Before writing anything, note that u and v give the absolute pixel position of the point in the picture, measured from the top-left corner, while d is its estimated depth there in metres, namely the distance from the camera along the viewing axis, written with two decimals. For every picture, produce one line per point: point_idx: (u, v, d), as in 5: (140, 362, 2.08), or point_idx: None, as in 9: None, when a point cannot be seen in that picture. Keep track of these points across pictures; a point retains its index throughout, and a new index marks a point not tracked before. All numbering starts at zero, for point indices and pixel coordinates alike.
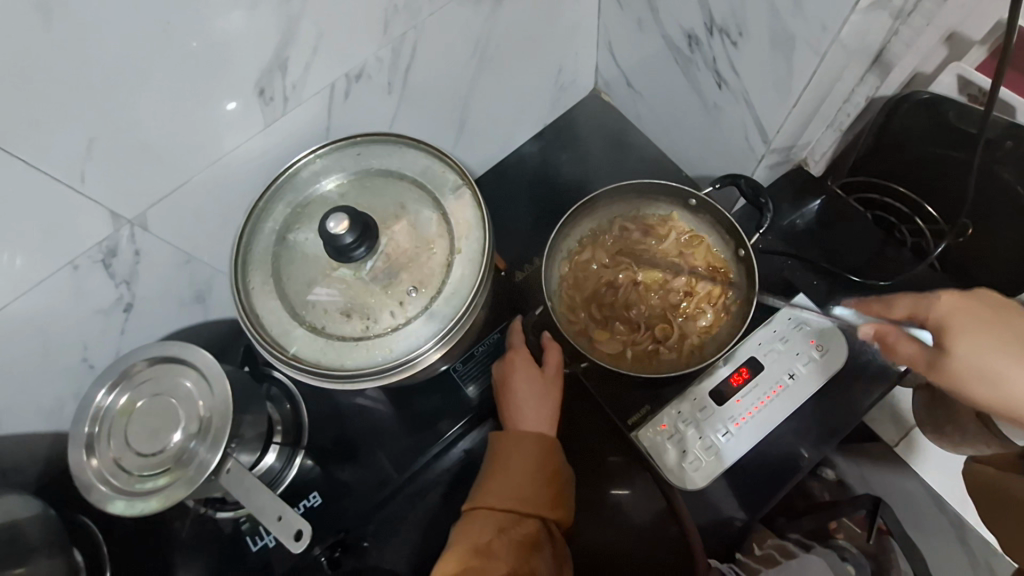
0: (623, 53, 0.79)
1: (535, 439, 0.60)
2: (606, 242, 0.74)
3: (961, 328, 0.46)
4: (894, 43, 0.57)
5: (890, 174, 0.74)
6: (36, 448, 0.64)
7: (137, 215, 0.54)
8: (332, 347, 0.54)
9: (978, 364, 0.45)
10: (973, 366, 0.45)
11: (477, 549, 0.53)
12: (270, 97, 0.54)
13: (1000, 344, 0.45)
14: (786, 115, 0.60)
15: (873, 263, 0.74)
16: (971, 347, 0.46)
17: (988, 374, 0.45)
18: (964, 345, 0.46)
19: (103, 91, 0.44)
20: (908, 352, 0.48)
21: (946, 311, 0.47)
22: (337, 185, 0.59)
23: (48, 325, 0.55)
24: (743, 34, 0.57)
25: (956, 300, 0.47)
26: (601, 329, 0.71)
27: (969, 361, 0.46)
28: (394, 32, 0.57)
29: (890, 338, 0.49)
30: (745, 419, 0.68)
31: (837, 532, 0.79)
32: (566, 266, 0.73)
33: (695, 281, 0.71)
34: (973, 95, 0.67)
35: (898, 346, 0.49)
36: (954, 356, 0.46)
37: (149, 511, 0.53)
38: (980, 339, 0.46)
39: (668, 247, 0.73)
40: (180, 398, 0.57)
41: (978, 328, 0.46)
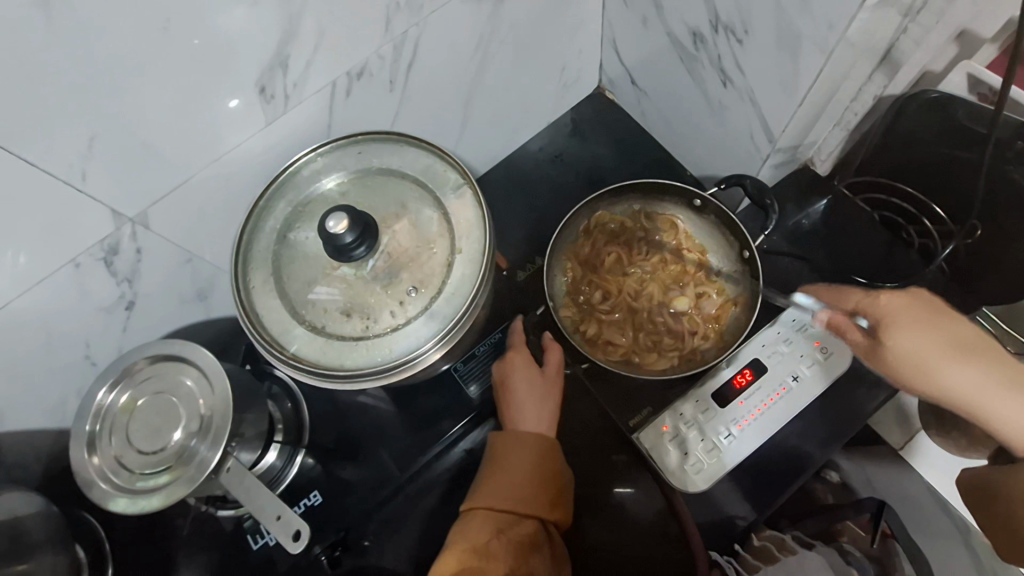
0: (627, 51, 0.78)
1: (535, 440, 0.60)
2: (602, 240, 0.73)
3: (900, 321, 0.46)
4: (902, 41, 0.56)
5: (897, 173, 0.73)
6: (40, 443, 0.64)
7: (139, 213, 0.54)
8: (332, 347, 0.54)
9: (909, 355, 0.45)
10: (907, 356, 0.45)
11: (475, 549, 0.53)
12: (270, 96, 0.53)
13: (927, 332, 0.45)
14: (792, 114, 0.60)
15: (877, 263, 0.74)
16: (908, 335, 0.45)
17: (919, 366, 0.45)
18: (901, 332, 0.46)
19: (105, 89, 0.44)
20: (856, 340, 0.50)
21: (888, 308, 0.47)
22: (337, 183, 0.59)
23: (50, 322, 0.55)
24: (748, 31, 0.57)
25: (896, 299, 0.47)
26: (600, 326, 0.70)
27: (903, 351, 0.45)
28: (395, 29, 0.57)
29: (841, 328, 0.51)
30: (748, 421, 0.68)
31: (841, 535, 0.79)
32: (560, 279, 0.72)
33: (689, 271, 0.72)
34: (983, 94, 0.64)
35: (847, 333, 0.50)
36: (891, 345, 0.46)
37: (150, 509, 0.53)
38: (917, 329, 0.45)
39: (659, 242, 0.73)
40: (181, 396, 0.57)
41: (914, 315, 0.46)
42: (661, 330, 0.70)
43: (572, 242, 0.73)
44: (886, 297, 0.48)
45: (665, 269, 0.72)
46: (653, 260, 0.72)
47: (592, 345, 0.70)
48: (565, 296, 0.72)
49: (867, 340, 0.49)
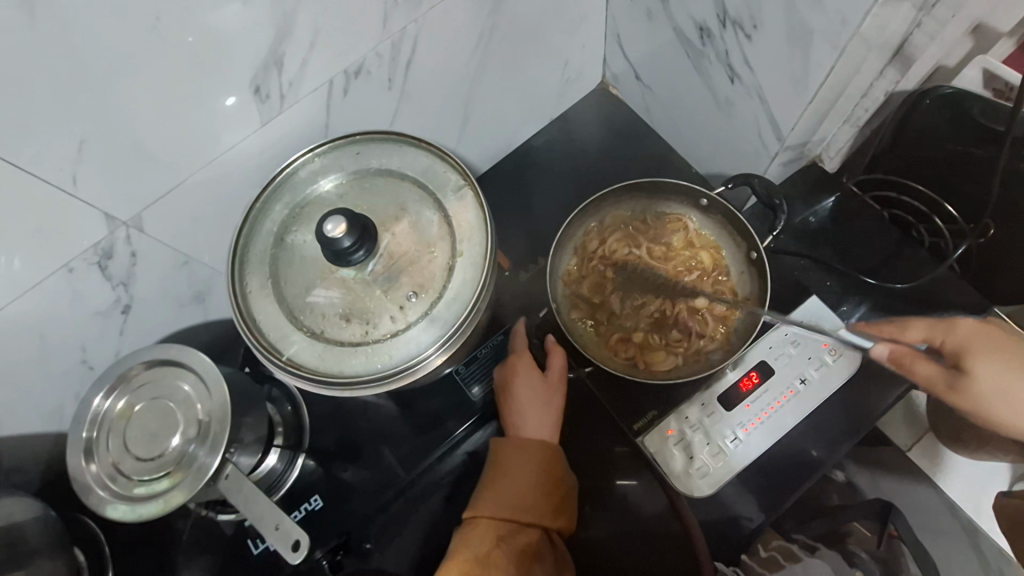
0: (631, 45, 0.76)
1: (538, 446, 0.59)
2: (612, 237, 0.72)
3: (976, 350, 0.52)
4: (916, 36, 0.54)
5: (907, 170, 0.71)
6: (38, 448, 0.64)
7: (133, 217, 0.53)
8: (331, 353, 0.53)
9: (986, 387, 0.51)
10: (985, 389, 0.51)
11: (478, 559, 0.52)
12: (265, 95, 0.52)
13: (1003, 364, 0.51)
14: (802, 111, 0.58)
15: (885, 263, 0.73)
16: (988, 366, 0.51)
17: (991, 394, 0.51)
18: (981, 364, 0.51)
19: (94, 91, 0.43)
20: (930, 372, 0.52)
21: (963, 339, 0.52)
22: (334, 185, 0.57)
23: (46, 326, 0.54)
24: (757, 26, 0.55)
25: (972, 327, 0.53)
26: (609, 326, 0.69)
27: (984, 384, 0.51)
28: (393, 26, 0.55)
29: (908, 362, 0.52)
30: (754, 425, 0.67)
31: (849, 537, 0.76)
32: (566, 275, 0.71)
33: (699, 271, 0.71)
34: (999, 89, 0.64)
35: (915, 367, 0.52)
36: (974, 375, 0.51)
37: (149, 517, 0.52)
38: (995, 357, 0.51)
39: (669, 241, 0.72)
40: (178, 402, 0.56)
41: (985, 348, 0.52)
42: (669, 330, 0.68)
43: (581, 238, 0.72)
44: (960, 330, 0.53)
45: (675, 268, 0.71)
46: (663, 259, 0.71)
47: (600, 347, 0.69)
48: (573, 295, 0.71)
49: (942, 372, 0.52)
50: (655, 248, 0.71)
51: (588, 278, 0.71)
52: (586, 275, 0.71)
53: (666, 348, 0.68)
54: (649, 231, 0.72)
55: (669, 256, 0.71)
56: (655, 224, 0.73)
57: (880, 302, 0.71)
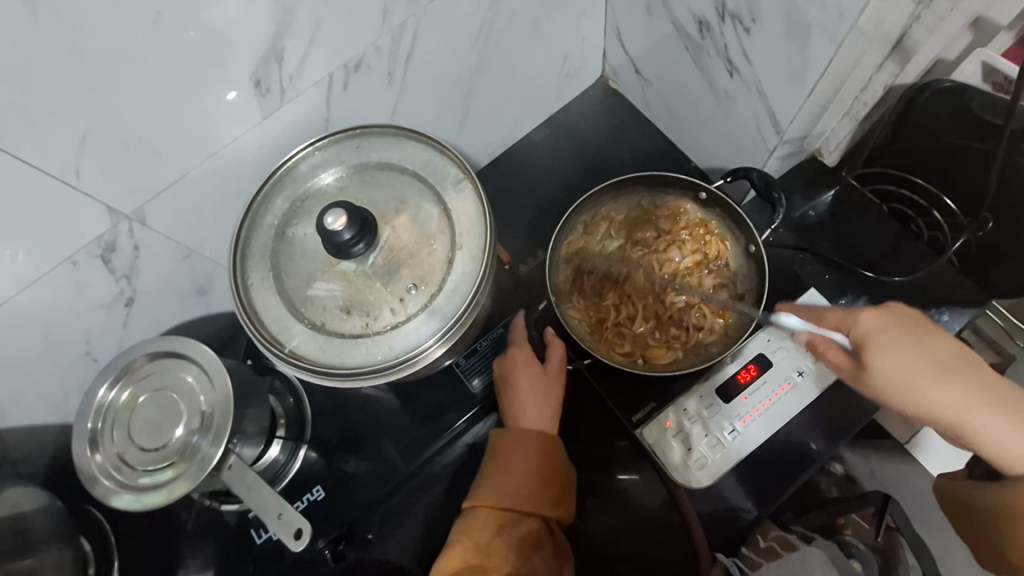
0: (631, 39, 0.76)
1: (537, 436, 0.60)
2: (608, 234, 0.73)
3: (880, 347, 0.51)
4: (915, 29, 0.54)
5: (906, 165, 0.72)
6: (43, 439, 0.64)
7: (135, 210, 0.53)
8: (332, 345, 0.53)
9: (895, 378, 0.50)
10: (891, 379, 0.50)
11: (478, 547, 0.53)
12: (266, 89, 0.52)
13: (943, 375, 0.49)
14: (800, 105, 0.58)
15: (886, 256, 0.73)
16: (889, 357, 0.50)
17: (908, 390, 0.49)
18: (882, 357, 0.50)
19: (96, 85, 0.43)
20: (836, 360, 0.55)
21: (868, 330, 0.52)
22: (335, 178, 0.58)
23: (51, 319, 0.55)
24: (756, 20, 0.55)
25: (874, 318, 0.52)
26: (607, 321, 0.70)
27: (888, 377, 0.50)
28: (393, 20, 0.56)
29: (820, 349, 0.57)
30: (752, 416, 0.67)
31: (846, 529, 0.79)
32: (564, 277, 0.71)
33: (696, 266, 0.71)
34: (998, 83, 0.64)
35: (826, 355, 0.56)
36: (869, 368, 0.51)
37: (153, 506, 0.53)
38: (892, 349, 0.50)
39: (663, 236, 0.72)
40: (181, 393, 0.56)
41: (896, 342, 0.51)
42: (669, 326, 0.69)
43: (578, 237, 0.73)
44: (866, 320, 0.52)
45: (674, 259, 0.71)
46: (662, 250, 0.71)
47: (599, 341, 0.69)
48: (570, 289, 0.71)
49: (849, 361, 0.55)
50: (652, 241, 0.72)
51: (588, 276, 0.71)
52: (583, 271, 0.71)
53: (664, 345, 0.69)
54: (644, 223, 0.73)
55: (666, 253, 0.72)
56: (651, 215, 0.73)
57: (879, 295, 0.71)
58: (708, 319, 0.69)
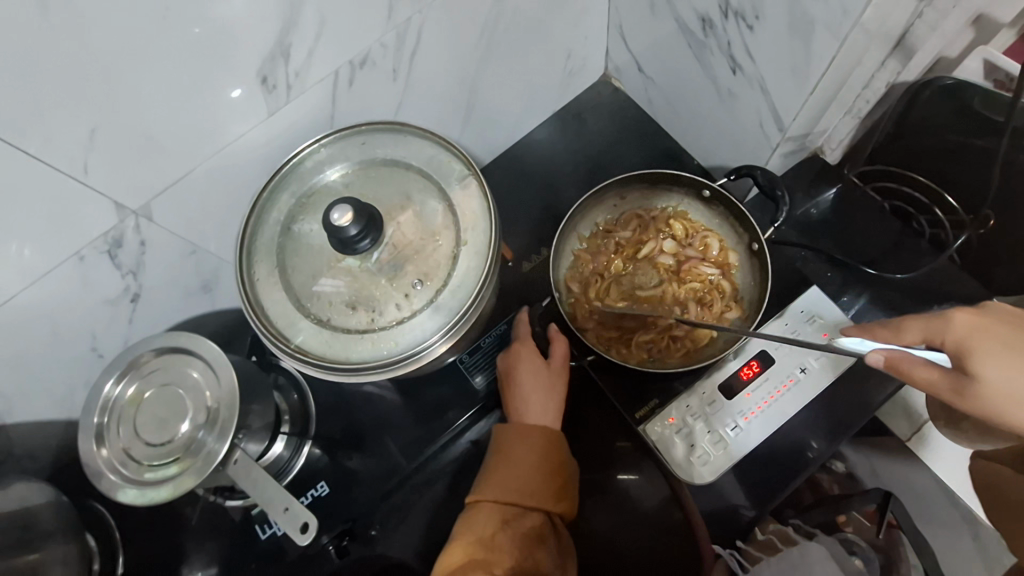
0: (634, 37, 0.77)
1: (540, 431, 0.60)
2: (601, 245, 0.73)
3: (981, 348, 0.45)
4: (918, 26, 0.54)
5: (907, 164, 0.73)
6: (48, 436, 0.65)
7: (142, 206, 0.53)
8: (338, 340, 0.53)
9: (1002, 388, 0.44)
10: (999, 386, 0.44)
11: (482, 540, 0.54)
12: (272, 85, 0.53)
13: (1022, 359, 0.44)
14: (803, 103, 0.59)
15: (887, 253, 0.73)
16: (998, 365, 0.44)
17: (1010, 397, 0.43)
18: (991, 364, 0.44)
19: (105, 80, 0.44)
20: (928, 376, 0.46)
21: (963, 335, 0.46)
22: (340, 175, 0.58)
23: (57, 316, 0.55)
24: (759, 17, 0.55)
25: (969, 318, 0.47)
26: (619, 324, 0.69)
27: (997, 385, 0.44)
28: (399, 17, 0.56)
29: (904, 366, 0.47)
30: (754, 413, 0.68)
31: (846, 525, 0.78)
32: (571, 301, 0.70)
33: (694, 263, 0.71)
34: (999, 81, 0.64)
35: (913, 371, 0.47)
36: (980, 379, 0.44)
37: (159, 501, 0.53)
38: (1004, 355, 0.44)
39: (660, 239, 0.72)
40: (187, 388, 0.57)
41: (997, 331, 0.46)
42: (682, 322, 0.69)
43: (569, 267, 0.73)
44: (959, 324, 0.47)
45: (665, 254, 0.72)
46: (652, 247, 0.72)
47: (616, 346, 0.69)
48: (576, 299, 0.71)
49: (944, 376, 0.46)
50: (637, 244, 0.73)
51: (592, 293, 0.71)
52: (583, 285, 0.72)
53: (678, 340, 0.69)
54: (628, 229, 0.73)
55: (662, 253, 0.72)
56: (638, 220, 0.74)
57: (882, 291, 0.71)
58: (721, 300, 0.70)
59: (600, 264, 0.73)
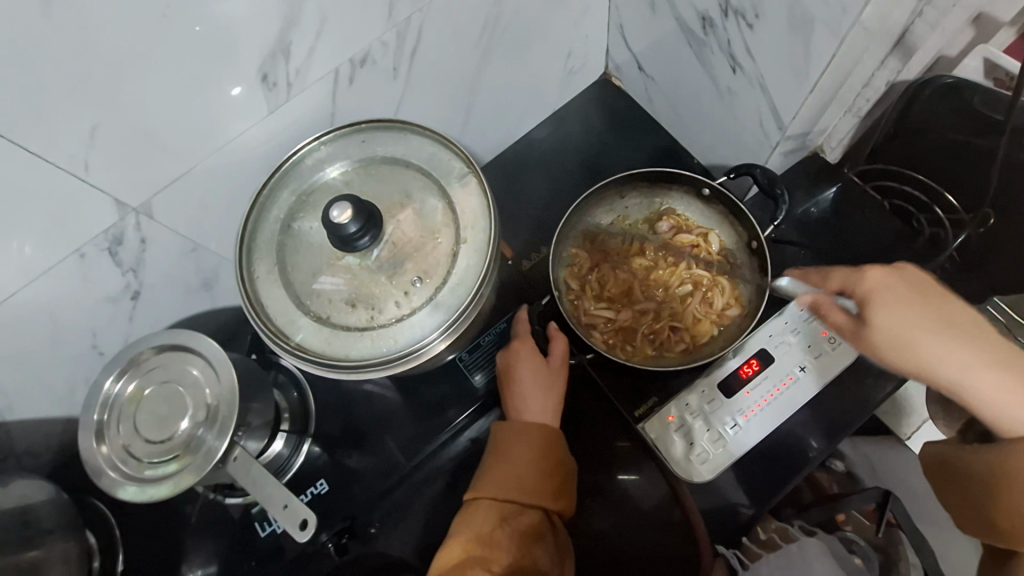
0: (634, 36, 0.77)
1: (539, 429, 0.60)
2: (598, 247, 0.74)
3: (885, 301, 0.48)
4: (918, 24, 0.54)
5: (908, 162, 0.73)
6: (49, 432, 0.65)
7: (143, 204, 0.54)
8: (337, 337, 0.53)
9: (893, 331, 0.47)
10: (890, 335, 0.47)
11: (481, 538, 0.54)
12: (272, 83, 0.53)
13: (923, 313, 0.46)
14: (803, 102, 0.59)
15: (886, 253, 0.73)
16: (890, 312, 0.47)
17: (902, 340, 0.46)
18: (885, 312, 0.47)
19: (106, 78, 0.44)
20: (838, 320, 0.52)
21: (872, 285, 0.49)
22: (341, 172, 0.58)
23: (58, 313, 0.56)
24: (760, 16, 0.55)
25: (883, 275, 0.49)
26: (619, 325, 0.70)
27: (888, 330, 0.47)
28: (399, 15, 0.56)
29: (821, 308, 0.54)
30: (754, 412, 0.68)
31: (844, 524, 0.78)
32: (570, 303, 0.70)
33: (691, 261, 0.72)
34: (999, 79, 0.64)
35: (826, 313, 0.53)
36: (875, 323, 0.48)
37: (160, 498, 0.53)
38: (905, 307, 0.47)
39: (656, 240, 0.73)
40: (187, 385, 0.57)
41: (901, 290, 0.48)
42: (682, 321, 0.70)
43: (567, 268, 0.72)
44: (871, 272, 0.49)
45: (663, 254, 0.73)
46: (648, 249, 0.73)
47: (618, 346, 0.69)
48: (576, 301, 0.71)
49: (850, 320, 0.51)
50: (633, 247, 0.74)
51: (591, 295, 0.71)
52: (583, 286, 0.72)
53: (679, 337, 0.70)
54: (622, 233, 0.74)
55: (658, 253, 0.73)
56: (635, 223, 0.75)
57: None
58: (720, 295, 0.71)
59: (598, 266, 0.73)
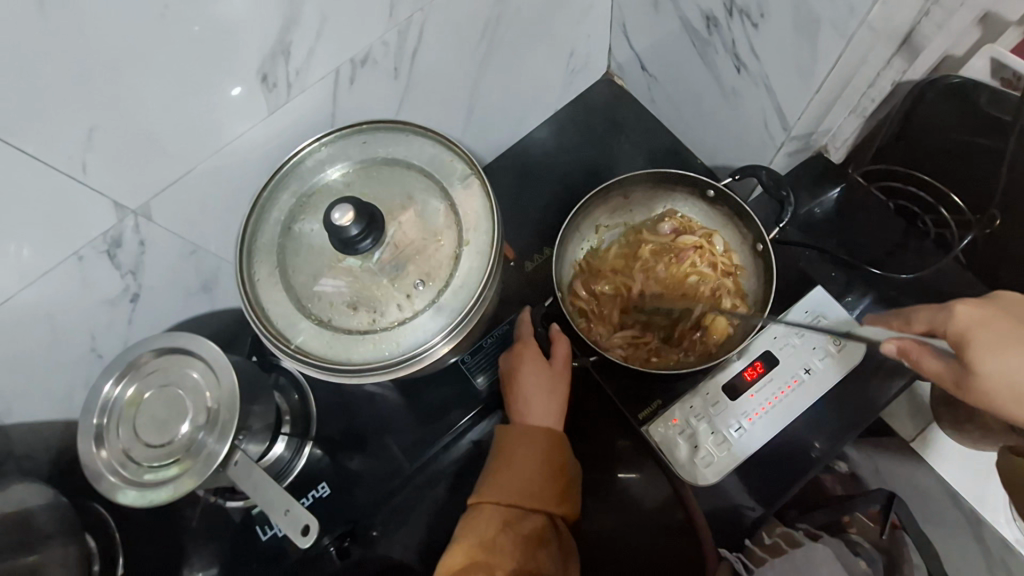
0: (637, 35, 0.76)
1: (543, 433, 0.60)
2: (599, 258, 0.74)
3: (982, 340, 0.47)
4: (925, 24, 0.54)
5: (913, 162, 0.73)
6: (47, 436, 0.64)
7: (141, 206, 0.53)
8: (339, 340, 0.53)
9: (1001, 375, 0.46)
10: (998, 377, 0.46)
11: (484, 543, 0.54)
12: (272, 84, 0.52)
13: (1013, 346, 0.46)
14: (807, 102, 0.58)
15: (892, 254, 0.72)
16: (998, 356, 0.46)
17: (1002, 379, 0.46)
18: (990, 356, 0.46)
19: (104, 79, 0.43)
20: (933, 368, 0.48)
21: (967, 327, 0.48)
22: (341, 174, 0.58)
23: (57, 316, 0.55)
24: (764, 15, 0.55)
25: (972, 311, 0.48)
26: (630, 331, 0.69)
27: (994, 374, 0.46)
28: (400, 15, 0.55)
29: (915, 356, 0.47)
30: (759, 414, 0.67)
31: (850, 526, 0.77)
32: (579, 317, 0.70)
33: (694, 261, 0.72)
34: (1006, 79, 0.64)
35: (924, 363, 0.48)
36: (980, 369, 0.46)
37: (159, 502, 0.53)
38: (999, 348, 0.46)
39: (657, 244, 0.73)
40: (187, 389, 0.56)
41: (999, 326, 0.47)
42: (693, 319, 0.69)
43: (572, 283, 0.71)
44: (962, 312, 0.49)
45: (666, 255, 0.72)
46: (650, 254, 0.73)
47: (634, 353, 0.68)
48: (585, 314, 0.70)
49: (953, 365, 0.48)
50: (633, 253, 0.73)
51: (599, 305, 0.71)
52: (590, 297, 0.71)
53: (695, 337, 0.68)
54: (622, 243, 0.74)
55: (660, 257, 0.73)
56: (638, 227, 0.75)
57: (885, 293, 0.71)
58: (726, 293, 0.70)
59: (600, 275, 0.72)
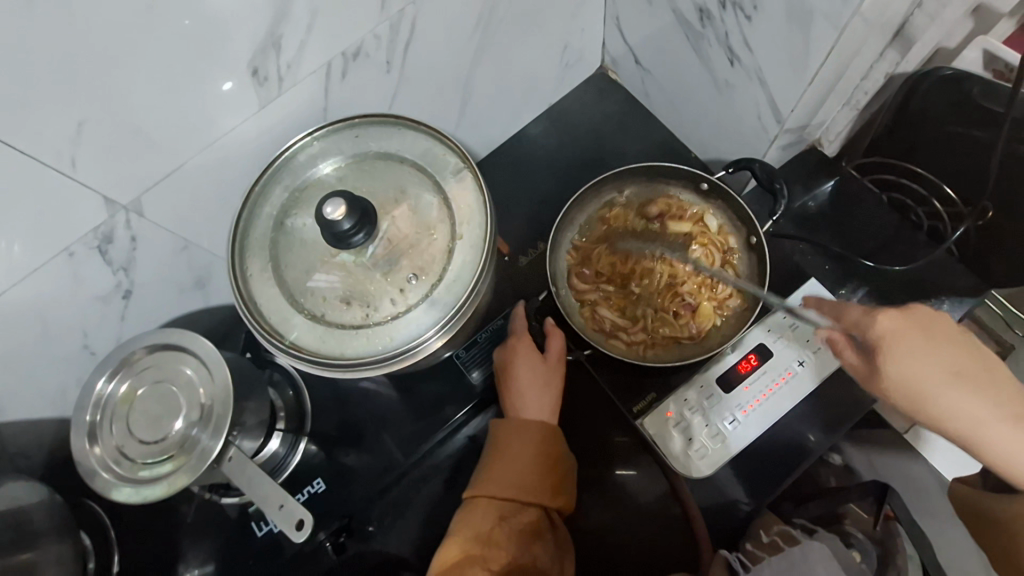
0: (630, 27, 0.76)
1: (538, 426, 0.60)
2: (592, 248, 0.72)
3: (903, 346, 0.41)
4: (917, 16, 0.54)
5: (906, 154, 0.72)
6: (41, 434, 0.64)
7: (132, 201, 0.53)
8: (333, 335, 0.53)
9: (911, 386, 0.41)
10: (906, 386, 0.41)
11: (479, 537, 0.54)
12: (264, 78, 0.52)
13: (944, 366, 0.41)
14: (801, 95, 0.58)
15: (884, 247, 0.74)
16: (911, 367, 0.41)
17: (918, 390, 0.41)
18: (908, 364, 0.41)
19: (91, 74, 0.43)
20: (852, 359, 0.45)
21: (891, 329, 0.42)
22: (334, 168, 0.57)
23: (48, 313, 0.55)
24: (757, 7, 0.55)
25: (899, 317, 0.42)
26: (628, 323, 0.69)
27: (902, 379, 0.41)
28: (391, 8, 0.55)
29: (838, 347, 0.46)
30: (752, 407, 0.67)
31: (845, 518, 0.77)
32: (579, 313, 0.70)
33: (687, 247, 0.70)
34: (999, 71, 0.63)
35: (844, 353, 0.46)
36: (889, 372, 0.42)
37: (153, 499, 0.52)
38: (920, 357, 0.41)
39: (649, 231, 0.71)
40: (180, 385, 0.56)
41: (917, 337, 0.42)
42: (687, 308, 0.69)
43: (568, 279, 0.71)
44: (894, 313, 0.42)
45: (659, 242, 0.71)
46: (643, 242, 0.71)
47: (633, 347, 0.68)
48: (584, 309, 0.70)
49: (864, 360, 0.44)
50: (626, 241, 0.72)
51: (597, 298, 0.70)
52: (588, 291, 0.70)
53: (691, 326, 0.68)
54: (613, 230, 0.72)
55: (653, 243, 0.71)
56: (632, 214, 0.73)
57: (879, 284, 0.71)
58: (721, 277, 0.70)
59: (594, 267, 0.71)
